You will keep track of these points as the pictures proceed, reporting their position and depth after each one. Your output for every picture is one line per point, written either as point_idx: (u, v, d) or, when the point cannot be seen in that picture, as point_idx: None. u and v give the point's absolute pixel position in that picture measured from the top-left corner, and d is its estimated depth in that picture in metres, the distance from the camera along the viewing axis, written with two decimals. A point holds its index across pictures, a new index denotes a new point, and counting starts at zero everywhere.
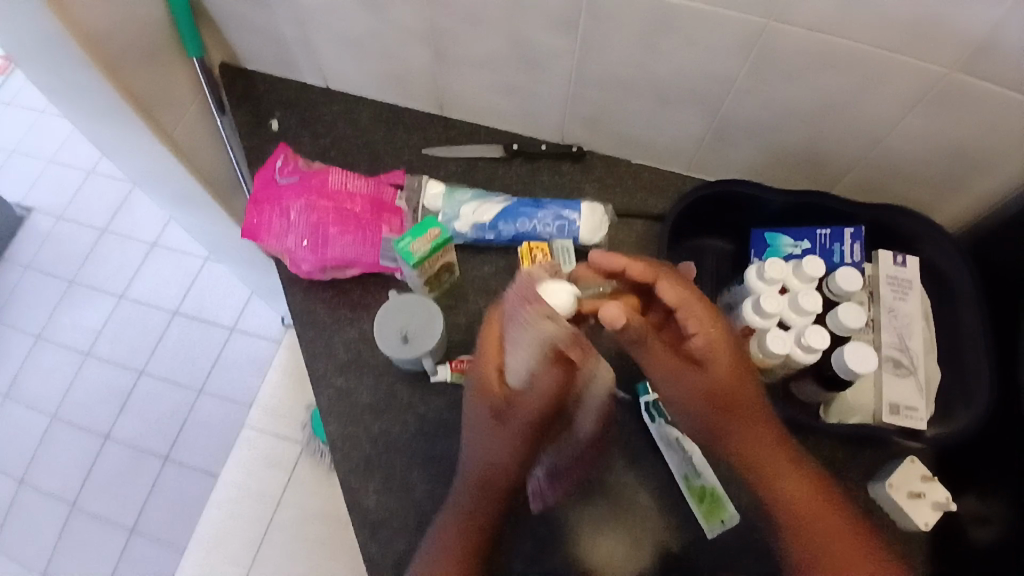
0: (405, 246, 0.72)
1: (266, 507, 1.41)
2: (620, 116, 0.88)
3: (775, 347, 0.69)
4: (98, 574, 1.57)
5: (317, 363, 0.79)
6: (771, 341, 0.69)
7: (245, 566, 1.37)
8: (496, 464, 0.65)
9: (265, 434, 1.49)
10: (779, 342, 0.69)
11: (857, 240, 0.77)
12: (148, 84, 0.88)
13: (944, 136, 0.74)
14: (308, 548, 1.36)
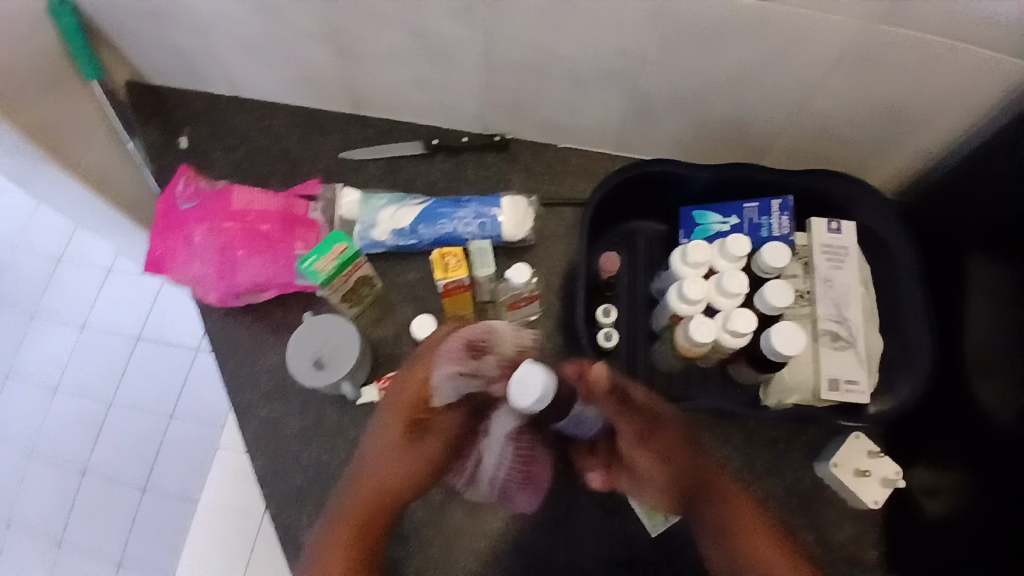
0: (309, 266, 0.70)
1: (251, 519, 1.36)
2: (537, 101, 0.82)
3: (701, 335, 0.67)
4: None
5: (242, 394, 0.78)
6: (695, 330, 0.67)
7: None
8: (390, 484, 0.61)
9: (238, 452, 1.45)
10: (701, 329, 0.67)
11: (785, 212, 0.74)
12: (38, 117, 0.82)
13: (873, 90, 0.70)
14: None
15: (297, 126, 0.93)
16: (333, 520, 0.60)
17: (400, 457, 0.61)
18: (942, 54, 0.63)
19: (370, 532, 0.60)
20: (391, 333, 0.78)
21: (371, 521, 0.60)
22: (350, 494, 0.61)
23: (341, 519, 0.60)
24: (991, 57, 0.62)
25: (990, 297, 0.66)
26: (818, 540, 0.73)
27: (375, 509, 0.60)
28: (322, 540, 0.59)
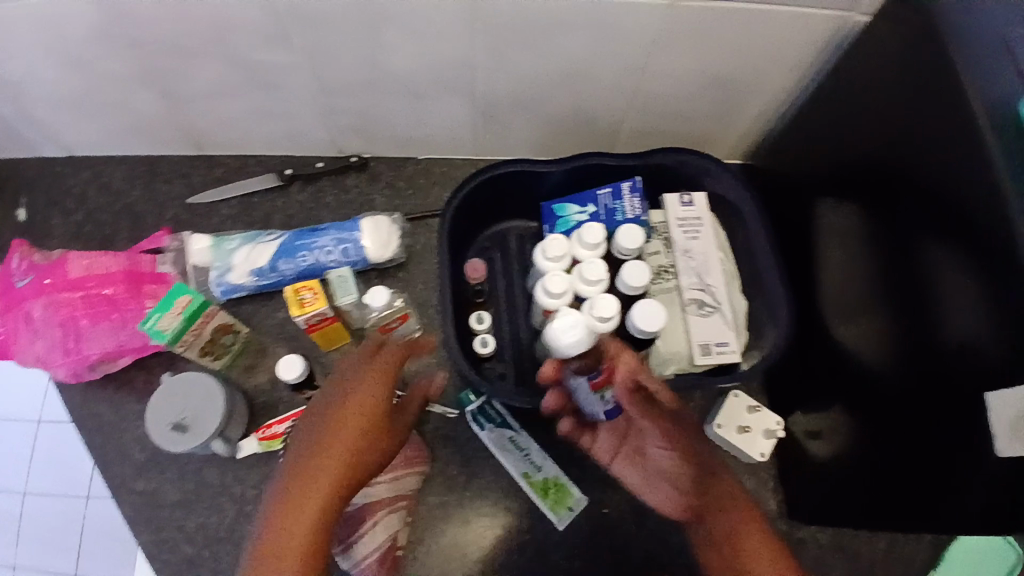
0: (151, 325, 0.65)
1: None
2: (383, 118, 0.81)
3: (570, 332, 0.65)
4: None
5: (115, 470, 0.73)
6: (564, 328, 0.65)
7: None
8: (350, 474, 0.50)
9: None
10: (568, 322, 0.65)
11: (635, 194, 0.76)
12: None
13: (697, 66, 0.71)
14: None
15: (143, 177, 0.88)
16: (274, 515, 0.48)
17: (369, 439, 0.52)
18: (750, 23, 0.65)
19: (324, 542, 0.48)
20: (267, 378, 0.75)
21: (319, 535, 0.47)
22: (302, 485, 0.49)
23: (287, 517, 0.47)
24: (796, 21, 0.65)
25: (836, 242, 0.70)
26: None
27: (328, 508, 0.48)
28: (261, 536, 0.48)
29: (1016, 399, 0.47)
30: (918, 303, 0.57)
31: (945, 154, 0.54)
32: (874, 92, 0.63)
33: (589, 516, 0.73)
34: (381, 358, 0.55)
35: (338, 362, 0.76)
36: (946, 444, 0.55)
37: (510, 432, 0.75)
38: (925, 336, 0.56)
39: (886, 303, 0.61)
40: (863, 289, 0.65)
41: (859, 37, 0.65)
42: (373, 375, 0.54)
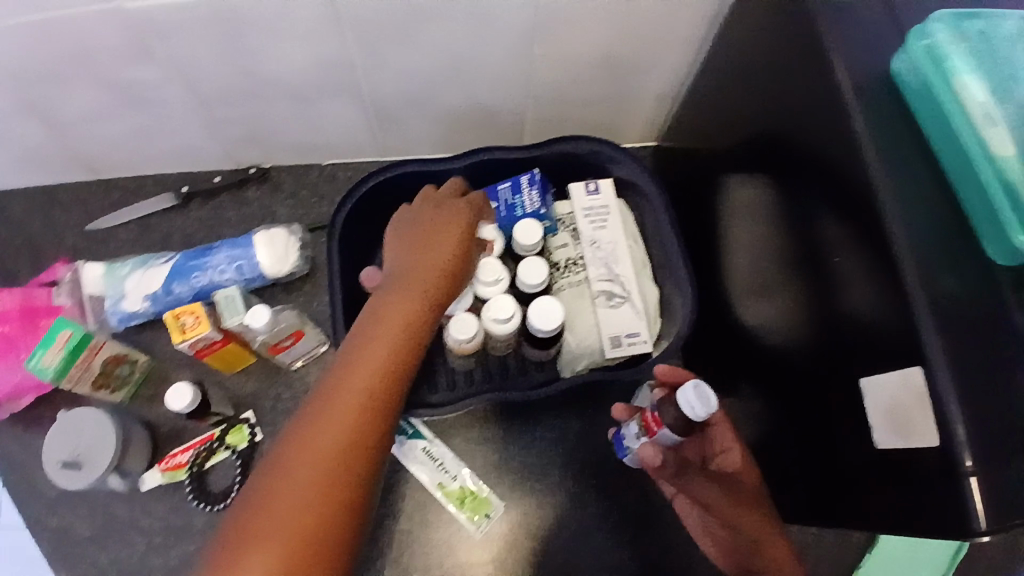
0: (36, 362, 0.64)
1: None
2: (273, 127, 0.78)
3: (702, 411, 0.52)
4: None
5: (27, 508, 0.72)
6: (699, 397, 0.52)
7: None
8: (414, 321, 0.52)
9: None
10: (710, 403, 0.52)
11: (533, 187, 0.72)
12: None
13: (582, 49, 0.68)
14: None
15: (41, 207, 0.85)
16: (349, 356, 0.49)
17: (428, 292, 0.55)
18: (628, 0, 0.61)
19: (394, 383, 0.48)
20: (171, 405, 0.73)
21: (386, 374, 0.48)
22: (362, 344, 0.50)
23: (362, 357, 0.48)
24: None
25: (739, 218, 0.66)
26: (640, 495, 0.73)
27: (403, 353, 0.50)
28: (335, 373, 0.48)
29: (887, 387, 0.44)
30: (807, 280, 0.53)
31: (815, 123, 0.51)
32: (755, 62, 0.59)
33: (508, 520, 0.72)
34: (448, 207, 0.63)
35: (242, 384, 0.74)
36: (829, 434, 0.52)
37: (423, 444, 0.72)
38: (813, 313, 0.53)
39: (779, 280, 0.58)
40: (763, 266, 0.62)
41: (740, 7, 0.61)
42: (460, 209, 0.62)
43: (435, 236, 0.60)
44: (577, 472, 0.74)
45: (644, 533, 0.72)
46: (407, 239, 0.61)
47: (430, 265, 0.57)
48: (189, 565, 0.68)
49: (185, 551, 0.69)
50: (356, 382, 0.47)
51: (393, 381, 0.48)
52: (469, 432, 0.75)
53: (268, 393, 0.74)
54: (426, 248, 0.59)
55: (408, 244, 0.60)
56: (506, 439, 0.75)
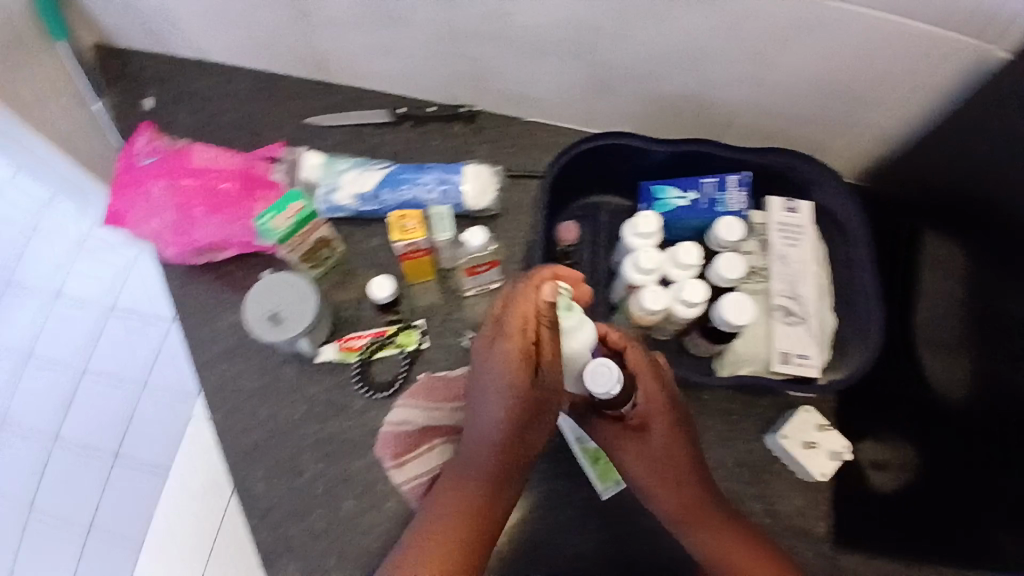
0: (265, 222, 0.70)
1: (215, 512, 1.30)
2: (502, 72, 0.81)
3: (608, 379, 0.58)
4: None
5: (200, 351, 0.77)
6: (596, 380, 0.58)
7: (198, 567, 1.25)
8: (496, 460, 0.60)
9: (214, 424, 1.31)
10: (612, 366, 0.59)
11: (741, 188, 0.75)
12: (6, 74, 0.77)
13: (825, 69, 0.69)
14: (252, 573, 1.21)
15: (264, 89, 0.91)
16: (446, 495, 0.61)
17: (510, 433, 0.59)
18: (889, 36, 0.63)
19: (477, 522, 0.60)
20: (353, 296, 0.79)
21: (468, 528, 0.59)
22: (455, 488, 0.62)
23: (452, 502, 0.61)
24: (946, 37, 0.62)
25: (938, 278, 0.72)
26: (767, 509, 0.73)
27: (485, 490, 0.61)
28: (437, 508, 0.61)
29: None
30: None
31: None
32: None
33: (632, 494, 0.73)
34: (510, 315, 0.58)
35: (419, 296, 0.79)
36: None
37: None
38: None
39: None
40: (966, 326, 0.69)
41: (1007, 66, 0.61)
42: (514, 321, 0.58)
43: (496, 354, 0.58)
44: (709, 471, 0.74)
45: None
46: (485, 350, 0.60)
47: (500, 397, 0.59)
48: (337, 441, 0.74)
49: (337, 429, 0.74)
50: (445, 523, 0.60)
51: (472, 531, 0.59)
52: None
53: (439, 311, 0.79)
54: (492, 368, 0.59)
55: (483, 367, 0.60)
56: None
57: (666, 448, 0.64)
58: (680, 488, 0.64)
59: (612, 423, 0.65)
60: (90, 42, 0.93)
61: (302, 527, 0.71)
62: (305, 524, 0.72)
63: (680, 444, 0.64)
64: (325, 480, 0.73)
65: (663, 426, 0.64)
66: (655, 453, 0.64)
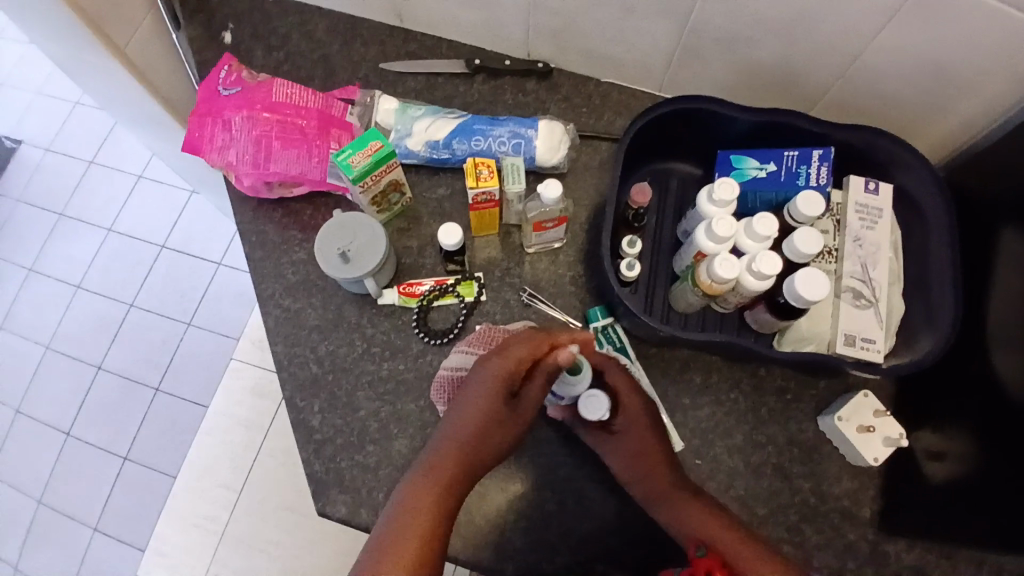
0: (344, 158, 0.69)
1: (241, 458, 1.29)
2: (585, 30, 0.80)
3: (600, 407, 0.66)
4: (86, 518, 1.47)
5: (264, 284, 0.79)
6: (587, 403, 0.66)
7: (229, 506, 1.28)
8: (460, 467, 0.61)
9: (253, 366, 1.35)
10: (600, 396, 0.66)
11: (824, 163, 0.73)
12: None
13: (928, 52, 0.67)
14: (282, 511, 1.25)
15: (342, 33, 0.91)
16: (410, 497, 0.59)
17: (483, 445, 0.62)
18: (996, 23, 0.61)
19: (437, 526, 0.58)
20: (416, 243, 0.80)
21: (426, 528, 0.58)
22: (421, 491, 0.59)
23: (420, 505, 0.58)
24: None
25: (1014, 274, 0.65)
26: (813, 489, 0.73)
27: (452, 492, 0.60)
28: (400, 509, 0.58)
29: None
30: None
31: None
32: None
33: (681, 461, 0.74)
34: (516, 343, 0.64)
35: (481, 248, 0.80)
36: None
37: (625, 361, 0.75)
38: None
39: None
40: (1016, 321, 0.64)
41: None
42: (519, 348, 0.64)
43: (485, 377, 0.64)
44: (759, 444, 0.74)
45: (805, 527, 0.72)
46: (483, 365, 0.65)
47: (476, 413, 0.63)
48: (392, 383, 0.75)
49: (394, 370, 0.75)
50: (414, 525, 0.57)
51: (432, 534, 0.57)
52: (669, 371, 0.76)
53: (500, 265, 0.79)
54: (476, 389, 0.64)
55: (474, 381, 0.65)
56: (700, 389, 0.76)
57: (640, 446, 0.68)
58: (656, 474, 0.67)
59: (592, 429, 0.69)
60: None
61: (351, 463, 0.72)
62: (354, 460, 0.72)
63: (656, 450, 0.68)
64: (378, 419, 0.73)
65: (642, 433, 0.68)
66: (630, 447, 0.68)
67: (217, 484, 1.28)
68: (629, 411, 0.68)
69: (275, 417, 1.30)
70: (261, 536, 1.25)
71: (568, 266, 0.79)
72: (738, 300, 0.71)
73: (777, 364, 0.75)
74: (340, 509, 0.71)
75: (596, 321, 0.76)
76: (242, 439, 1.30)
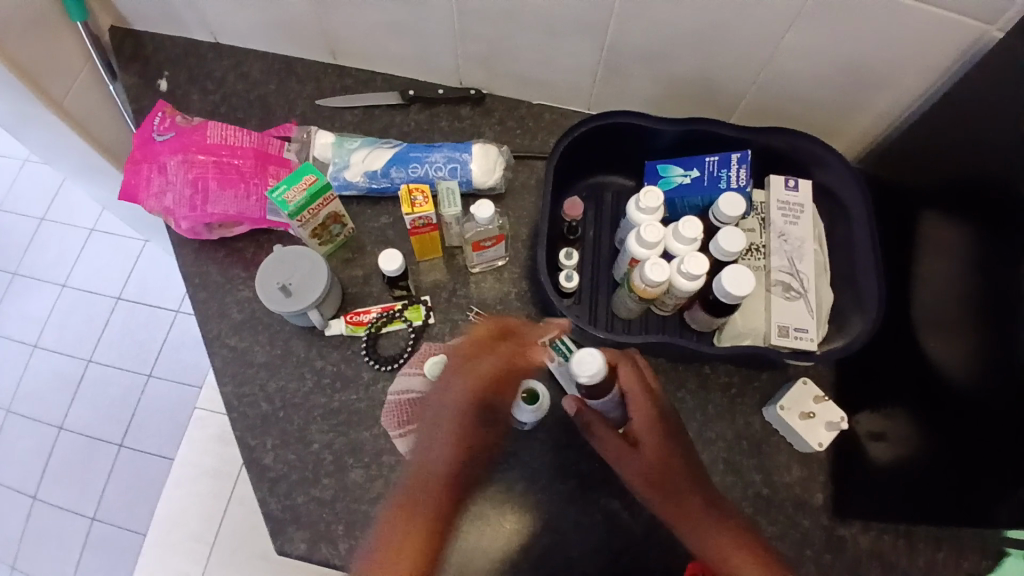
0: (279, 194, 0.71)
1: (211, 509, 1.25)
2: (511, 55, 0.83)
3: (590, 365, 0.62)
4: None
5: (210, 325, 0.79)
6: (580, 362, 0.62)
7: (197, 564, 1.22)
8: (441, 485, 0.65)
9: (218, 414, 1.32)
10: (595, 353, 0.62)
11: (743, 165, 0.77)
12: (31, 53, 0.79)
13: (830, 52, 0.71)
14: (254, 560, 1.22)
15: (278, 73, 0.93)
16: (392, 527, 0.62)
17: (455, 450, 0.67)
18: (890, 17, 0.65)
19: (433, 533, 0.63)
20: (362, 272, 0.81)
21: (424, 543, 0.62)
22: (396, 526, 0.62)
23: (404, 527, 0.62)
24: (933, 17, 0.64)
25: (939, 254, 0.67)
26: (765, 479, 0.75)
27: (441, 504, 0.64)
28: (386, 540, 0.62)
29: None
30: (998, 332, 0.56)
31: None
32: (1000, 108, 0.61)
33: None
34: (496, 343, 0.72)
35: (426, 273, 0.81)
36: (1002, 451, 0.54)
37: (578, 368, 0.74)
38: (1006, 357, 0.54)
39: (963, 312, 0.61)
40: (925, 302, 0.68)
41: (995, 50, 0.63)
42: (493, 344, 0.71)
43: (450, 396, 0.68)
44: (709, 440, 0.76)
45: (761, 519, 0.74)
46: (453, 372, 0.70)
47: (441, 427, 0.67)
48: (344, 412, 0.75)
49: (346, 400, 0.75)
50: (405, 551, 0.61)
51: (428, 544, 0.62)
52: None
53: (446, 287, 0.81)
54: (437, 407, 0.68)
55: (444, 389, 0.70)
56: None
57: (657, 462, 0.63)
58: (673, 493, 0.62)
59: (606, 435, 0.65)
60: (106, 25, 0.96)
61: (308, 497, 0.72)
62: (310, 495, 0.72)
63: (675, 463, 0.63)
64: (332, 450, 0.73)
65: (658, 446, 0.63)
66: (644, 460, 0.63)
67: (187, 537, 1.24)
68: (644, 421, 0.64)
69: (241, 464, 1.27)
70: None
71: (513, 283, 0.81)
72: (673, 302, 0.74)
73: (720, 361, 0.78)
74: (299, 546, 0.70)
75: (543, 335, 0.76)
76: (211, 489, 1.26)
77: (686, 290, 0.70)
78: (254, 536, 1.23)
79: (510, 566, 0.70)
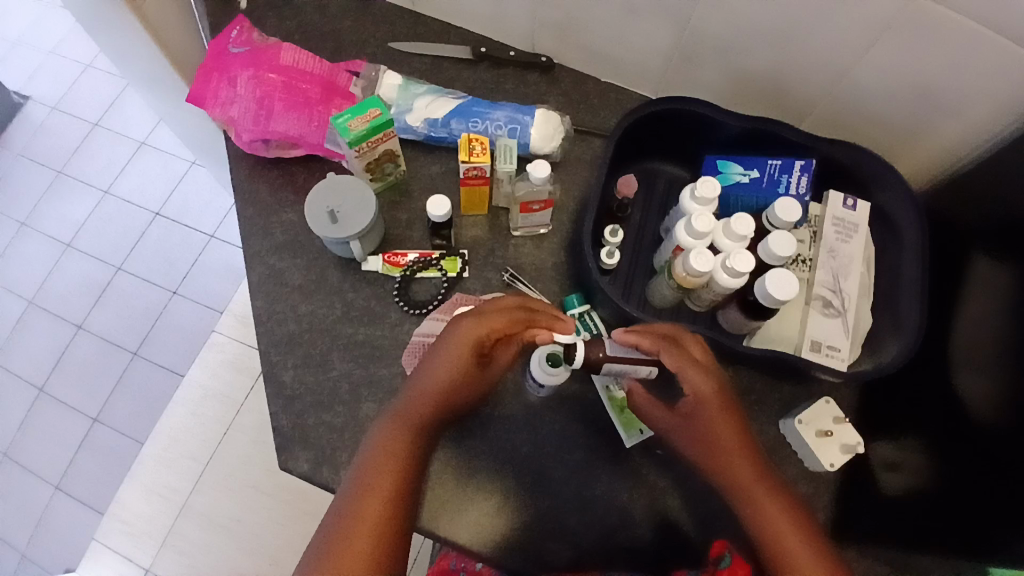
0: (343, 122, 0.71)
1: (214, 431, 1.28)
2: (587, 28, 0.83)
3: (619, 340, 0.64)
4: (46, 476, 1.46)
5: (252, 240, 0.80)
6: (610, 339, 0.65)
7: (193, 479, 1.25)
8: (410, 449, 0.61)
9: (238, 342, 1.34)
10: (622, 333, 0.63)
11: (805, 173, 0.76)
12: None
13: (910, 73, 0.70)
14: (245, 486, 1.25)
15: (355, 10, 0.94)
16: (361, 480, 0.59)
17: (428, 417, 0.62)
18: (978, 45, 0.63)
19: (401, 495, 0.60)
20: (406, 216, 0.82)
21: (387, 503, 0.59)
22: (376, 468, 0.60)
23: (374, 483, 0.59)
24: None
25: (989, 287, 0.65)
26: None
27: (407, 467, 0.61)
28: (355, 493, 0.59)
29: None
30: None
31: None
32: None
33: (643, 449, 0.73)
34: (493, 318, 0.63)
35: (468, 227, 0.82)
36: None
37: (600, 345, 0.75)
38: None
39: (1000, 347, 0.59)
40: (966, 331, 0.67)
41: None
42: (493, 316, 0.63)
43: (444, 368, 0.62)
44: None
45: None
46: (443, 345, 0.63)
47: (433, 392, 0.62)
48: (367, 346, 0.76)
49: (371, 335, 0.76)
50: (372, 504, 0.58)
51: (394, 505, 0.59)
52: None
53: (486, 244, 0.81)
54: (431, 374, 0.62)
55: (431, 359, 0.63)
56: None
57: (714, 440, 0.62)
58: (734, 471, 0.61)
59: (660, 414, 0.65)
60: None
61: (319, 421, 0.73)
62: (321, 419, 0.73)
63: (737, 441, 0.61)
64: (350, 380, 0.74)
65: (716, 425, 0.62)
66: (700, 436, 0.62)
67: (187, 453, 1.26)
68: (700, 405, 0.62)
69: (248, 392, 1.30)
70: (222, 509, 1.24)
71: (552, 252, 0.81)
72: (708, 297, 0.74)
73: (746, 366, 0.77)
74: (302, 465, 0.71)
75: (573, 308, 0.77)
76: (215, 411, 1.29)
77: (727, 287, 0.69)
78: (250, 462, 1.26)
79: (504, 523, 0.70)
